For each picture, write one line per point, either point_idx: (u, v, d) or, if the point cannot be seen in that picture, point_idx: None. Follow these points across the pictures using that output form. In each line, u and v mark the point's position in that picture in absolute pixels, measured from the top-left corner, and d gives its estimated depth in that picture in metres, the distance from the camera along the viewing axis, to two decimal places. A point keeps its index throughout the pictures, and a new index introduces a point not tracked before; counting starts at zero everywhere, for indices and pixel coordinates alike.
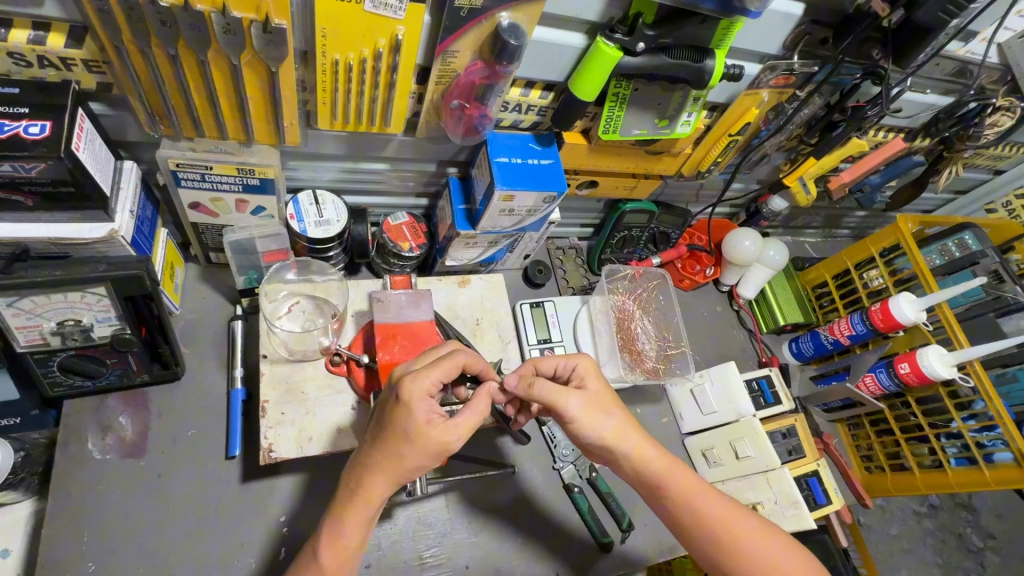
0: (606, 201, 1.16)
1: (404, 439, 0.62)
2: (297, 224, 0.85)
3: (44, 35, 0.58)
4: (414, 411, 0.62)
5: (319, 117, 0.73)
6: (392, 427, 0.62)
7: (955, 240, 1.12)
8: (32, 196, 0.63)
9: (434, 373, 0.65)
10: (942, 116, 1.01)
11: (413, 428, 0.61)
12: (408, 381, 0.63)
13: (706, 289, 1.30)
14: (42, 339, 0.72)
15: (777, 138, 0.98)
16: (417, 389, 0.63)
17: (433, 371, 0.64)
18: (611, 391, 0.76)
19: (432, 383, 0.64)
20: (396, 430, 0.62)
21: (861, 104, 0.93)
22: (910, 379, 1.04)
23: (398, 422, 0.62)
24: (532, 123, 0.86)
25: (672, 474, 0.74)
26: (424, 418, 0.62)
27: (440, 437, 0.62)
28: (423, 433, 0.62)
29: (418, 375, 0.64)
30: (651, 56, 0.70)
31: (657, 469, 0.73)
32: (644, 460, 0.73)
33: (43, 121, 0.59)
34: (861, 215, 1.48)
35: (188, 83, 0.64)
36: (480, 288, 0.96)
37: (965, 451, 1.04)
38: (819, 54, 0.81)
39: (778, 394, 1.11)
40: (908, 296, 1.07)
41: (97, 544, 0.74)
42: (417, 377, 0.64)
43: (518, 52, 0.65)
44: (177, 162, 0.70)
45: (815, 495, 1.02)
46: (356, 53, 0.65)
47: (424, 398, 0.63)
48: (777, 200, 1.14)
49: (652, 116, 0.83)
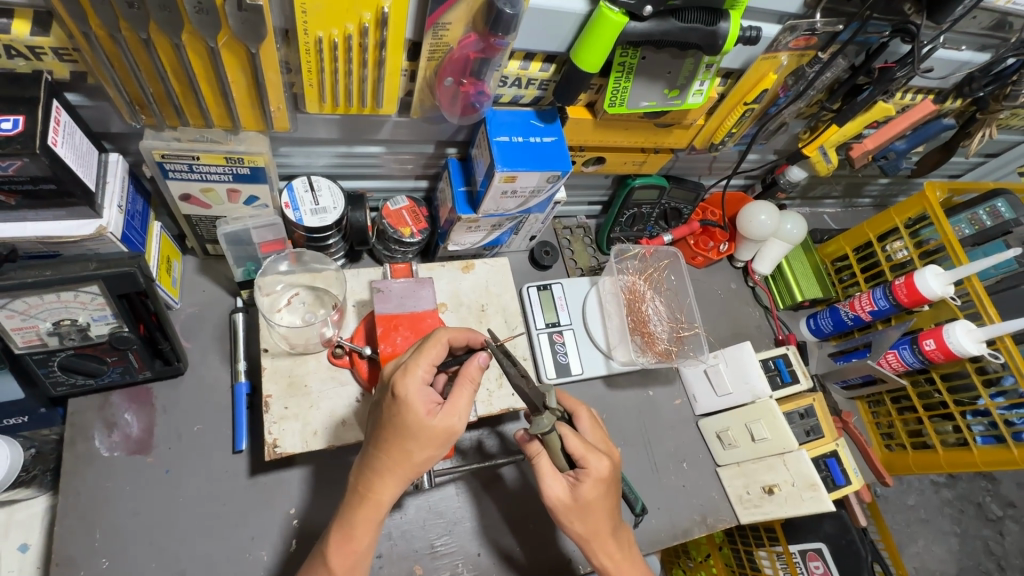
0: (615, 177, 1.11)
1: (406, 436, 0.59)
2: (292, 213, 0.82)
3: (7, 23, 0.54)
4: (413, 405, 0.59)
5: (307, 101, 0.69)
6: (391, 426, 0.60)
7: (986, 208, 1.06)
8: (14, 194, 0.61)
9: (424, 362, 0.62)
10: (978, 75, 0.94)
11: (415, 424, 0.59)
12: (401, 377, 0.60)
13: (720, 265, 1.26)
14: (39, 339, 0.70)
15: (796, 105, 0.91)
16: (411, 383, 0.60)
17: (421, 361, 0.61)
18: (604, 501, 0.72)
19: (424, 372, 0.61)
20: (397, 429, 0.59)
21: (889, 65, 0.85)
22: (936, 356, 1.00)
23: (397, 420, 0.59)
24: (533, 98, 0.81)
25: (612, 545, 0.74)
26: (424, 412, 0.59)
27: (445, 422, 0.60)
28: (425, 426, 0.59)
29: (409, 370, 0.61)
30: (659, 21, 0.65)
31: (613, 553, 0.74)
32: (607, 538, 0.74)
33: (16, 115, 0.56)
34: (884, 183, 1.40)
35: (166, 69, 0.60)
36: (484, 273, 0.93)
37: (992, 430, 1.00)
38: (845, 10, 0.75)
39: (796, 372, 1.07)
40: (935, 268, 1.02)
41: (109, 540, 0.75)
42: (408, 371, 0.61)
43: (514, 22, 0.60)
44: (163, 153, 0.67)
45: (834, 476, 0.98)
46: (341, 29, 0.60)
47: (421, 390, 0.60)
48: (795, 170, 1.08)
49: (661, 87, 0.77)
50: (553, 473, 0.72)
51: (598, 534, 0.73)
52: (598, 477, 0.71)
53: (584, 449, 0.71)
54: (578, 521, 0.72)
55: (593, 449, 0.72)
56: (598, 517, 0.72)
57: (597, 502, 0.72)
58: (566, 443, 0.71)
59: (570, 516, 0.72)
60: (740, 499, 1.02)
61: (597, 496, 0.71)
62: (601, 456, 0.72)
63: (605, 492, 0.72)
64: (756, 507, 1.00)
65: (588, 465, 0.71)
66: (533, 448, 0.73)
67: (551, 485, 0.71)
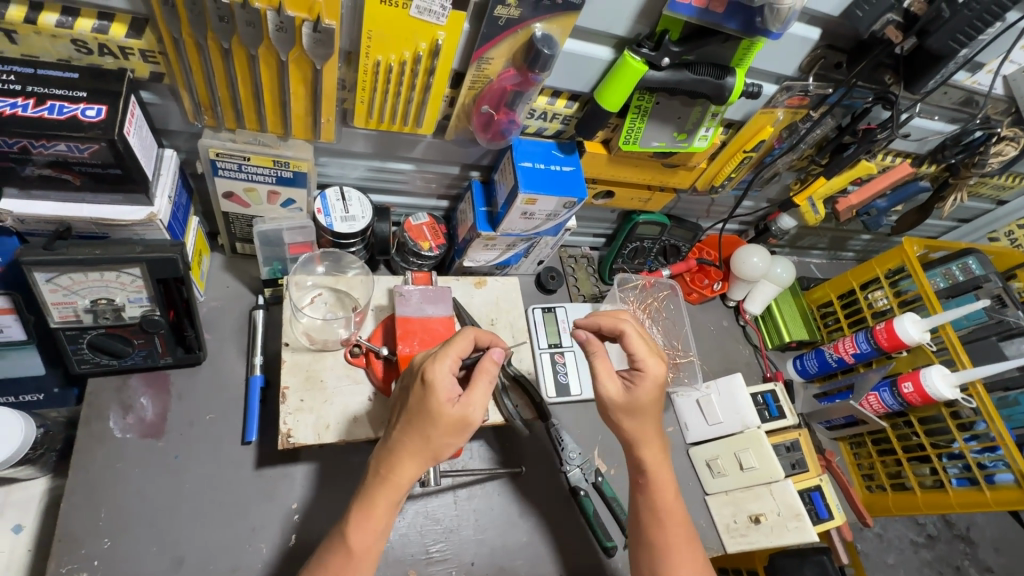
0: (621, 212, 1.19)
1: (427, 420, 0.63)
2: (324, 218, 0.87)
3: (107, 25, 0.61)
4: (437, 391, 0.63)
5: (355, 116, 0.76)
6: (416, 410, 0.64)
7: (958, 265, 1.15)
8: (80, 175, 0.66)
9: (451, 354, 0.66)
10: (949, 143, 1.04)
11: (437, 409, 0.63)
12: (428, 364, 0.64)
13: (714, 303, 1.33)
14: (75, 315, 0.74)
15: (789, 157, 1.01)
16: (437, 370, 0.64)
17: (450, 353, 0.65)
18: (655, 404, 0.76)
19: (451, 363, 0.65)
20: (421, 412, 0.63)
21: (872, 126, 0.96)
22: (914, 399, 1.06)
23: (424, 405, 0.63)
24: (555, 131, 0.89)
25: (659, 467, 0.79)
26: (447, 397, 0.63)
27: (464, 413, 0.64)
28: (445, 413, 0.63)
29: (437, 359, 0.65)
30: (674, 71, 0.74)
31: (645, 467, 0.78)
32: (644, 455, 0.78)
33: (100, 104, 0.62)
34: (866, 239, 1.51)
35: (237, 77, 0.67)
36: (496, 289, 0.99)
37: (966, 472, 1.05)
38: (833, 77, 0.84)
39: (783, 409, 1.13)
40: (913, 316, 1.09)
41: (113, 521, 0.75)
42: (437, 359, 0.65)
43: (551, 61, 0.69)
44: (217, 151, 0.73)
45: (817, 510, 1.03)
46: (398, 55, 0.68)
47: (446, 378, 0.64)
48: (787, 218, 1.17)
49: (671, 130, 0.86)
50: (609, 372, 0.75)
51: (643, 446, 0.78)
52: (654, 378, 0.75)
53: (643, 354, 0.76)
54: (627, 418, 0.77)
55: (653, 355, 0.76)
56: (646, 419, 0.77)
57: (648, 407, 0.76)
58: (632, 345, 0.76)
59: (620, 416, 0.76)
60: (727, 527, 1.04)
61: (650, 399, 0.76)
62: (655, 359, 0.76)
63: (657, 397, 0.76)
64: (742, 536, 1.02)
65: (643, 367, 0.75)
66: (592, 345, 0.76)
67: (608, 384, 0.75)
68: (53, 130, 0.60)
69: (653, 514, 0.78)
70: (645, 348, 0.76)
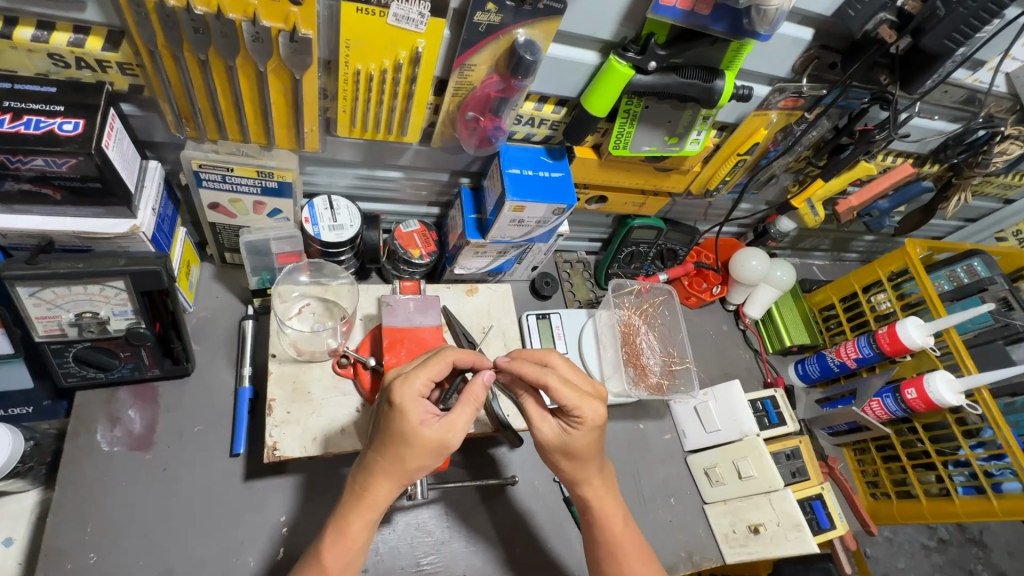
0: (615, 217, 1.17)
1: (400, 442, 0.62)
2: (311, 228, 0.86)
3: (83, 38, 0.60)
4: (408, 414, 0.62)
5: (338, 125, 0.75)
6: (389, 432, 0.63)
7: (963, 266, 1.12)
8: (61, 189, 0.66)
9: (423, 375, 0.64)
10: (952, 143, 1.02)
11: (409, 431, 0.62)
12: (398, 385, 0.63)
13: (713, 307, 1.31)
14: (60, 329, 0.73)
15: (785, 159, 0.99)
16: (407, 393, 0.63)
17: (421, 374, 0.64)
18: (595, 445, 0.73)
19: (422, 384, 0.64)
20: (393, 435, 0.62)
21: (869, 127, 0.94)
22: (917, 405, 1.03)
23: (395, 428, 0.62)
24: (544, 137, 0.88)
25: (611, 503, 0.77)
26: (418, 421, 0.62)
27: (438, 434, 0.63)
28: (418, 434, 0.62)
29: (407, 380, 0.63)
30: (662, 75, 0.72)
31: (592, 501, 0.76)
32: (587, 487, 0.76)
33: (77, 118, 0.62)
34: (870, 239, 1.48)
35: (216, 88, 0.66)
36: (487, 297, 0.98)
37: (973, 481, 1.03)
38: (827, 78, 0.83)
39: (783, 415, 1.10)
40: (916, 320, 1.06)
41: (100, 535, 0.75)
42: (407, 380, 0.63)
43: (533, 68, 0.67)
44: (200, 162, 0.73)
45: (819, 520, 1.01)
46: (378, 64, 0.67)
47: (417, 400, 0.63)
48: (785, 221, 1.15)
49: (662, 133, 0.84)
50: (542, 415, 0.73)
51: (586, 481, 0.76)
52: (593, 423, 0.70)
53: (578, 400, 0.69)
54: (567, 459, 0.74)
55: (588, 399, 0.70)
56: (586, 462, 0.74)
57: (588, 449, 0.72)
58: (557, 396, 0.69)
59: (561, 456, 0.73)
60: (727, 537, 1.02)
61: (588, 443, 0.72)
62: (591, 403, 0.70)
63: (597, 438, 0.72)
64: (742, 546, 1.00)
65: (581, 414, 0.70)
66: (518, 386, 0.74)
67: (541, 428, 0.72)
68: (31, 145, 0.60)
69: (607, 550, 0.76)
70: (575, 396, 0.69)
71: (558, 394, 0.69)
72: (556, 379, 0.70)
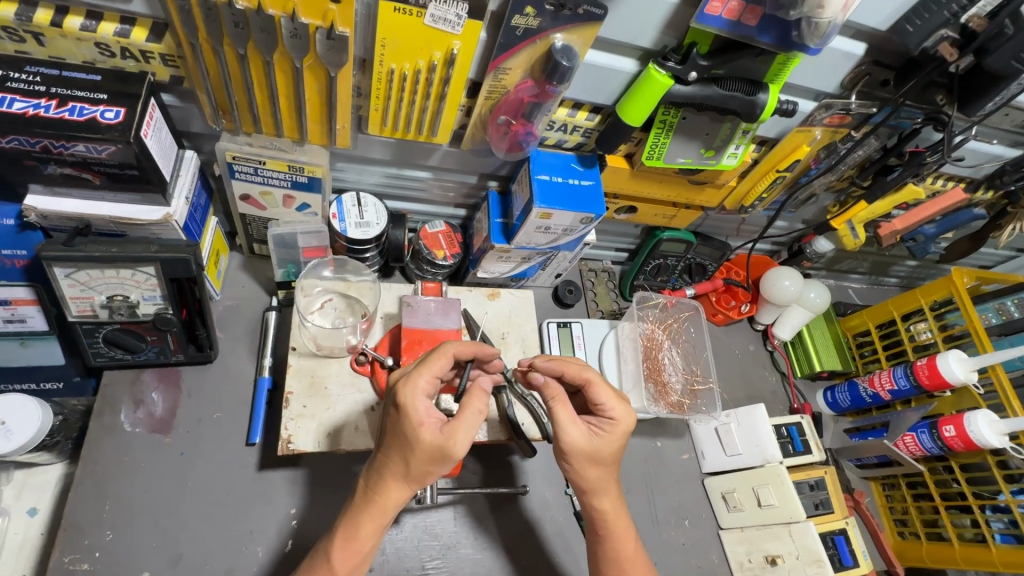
0: (644, 227, 1.15)
1: (407, 443, 0.62)
2: (337, 224, 0.87)
3: (129, 29, 0.62)
4: (413, 413, 0.61)
5: (370, 123, 0.75)
6: (397, 433, 0.62)
7: (1014, 300, 1.07)
8: (100, 175, 0.67)
9: (425, 374, 0.64)
10: (1010, 167, 0.96)
11: (416, 431, 0.61)
12: (402, 385, 0.63)
13: (741, 326, 1.27)
14: (91, 310, 0.75)
15: (827, 177, 0.95)
16: (411, 392, 0.62)
17: (423, 372, 0.64)
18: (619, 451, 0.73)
19: (424, 384, 0.63)
20: (400, 436, 0.62)
21: (920, 149, 0.89)
22: (956, 444, 0.98)
23: (403, 430, 0.62)
24: (576, 144, 0.86)
25: (623, 522, 0.75)
26: (424, 419, 0.62)
27: (445, 432, 0.61)
28: (425, 433, 0.61)
29: (410, 380, 0.63)
30: (703, 86, 0.70)
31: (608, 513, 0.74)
32: (601, 499, 0.74)
33: (118, 107, 0.63)
34: (912, 265, 1.41)
35: (253, 81, 0.67)
36: (508, 302, 0.97)
37: (1012, 529, 0.97)
38: (878, 95, 0.79)
39: (809, 443, 1.05)
40: (959, 353, 1.00)
41: (117, 513, 0.77)
42: (410, 380, 0.63)
43: (570, 73, 0.66)
44: (234, 154, 0.74)
45: (841, 556, 0.96)
46: (412, 64, 0.67)
47: (420, 399, 0.62)
48: (822, 241, 1.11)
49: (698, 146, 0.82)
50: (575, 418, 0.70)
51: (601, 492, 0.73)
52: (624, 427, 0.72)
53: (612, 400, 0.73)
54: (590, 467, 0.71)
55: (622, 401, 0.73)
56: (608, 470, 0.72)
57: (610, 456, 0.71)
58: (597, 390, 0.73)
59: (584, 463, 0.71)
60: (741, 566, 0.99)
61: (612, 448, 0.71)
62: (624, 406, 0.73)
63: (620, 444, 0.72)
64: None
65: (613, 415, 0.72)
66: (551, 389, 0.70)
67: (572, 431, 0.69)
68: (73, 131, 0.61)
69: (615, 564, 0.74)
70: (613, 397, 0.73)
71: (597, 391, 0.73)
72: (594, 378, 0.73)
